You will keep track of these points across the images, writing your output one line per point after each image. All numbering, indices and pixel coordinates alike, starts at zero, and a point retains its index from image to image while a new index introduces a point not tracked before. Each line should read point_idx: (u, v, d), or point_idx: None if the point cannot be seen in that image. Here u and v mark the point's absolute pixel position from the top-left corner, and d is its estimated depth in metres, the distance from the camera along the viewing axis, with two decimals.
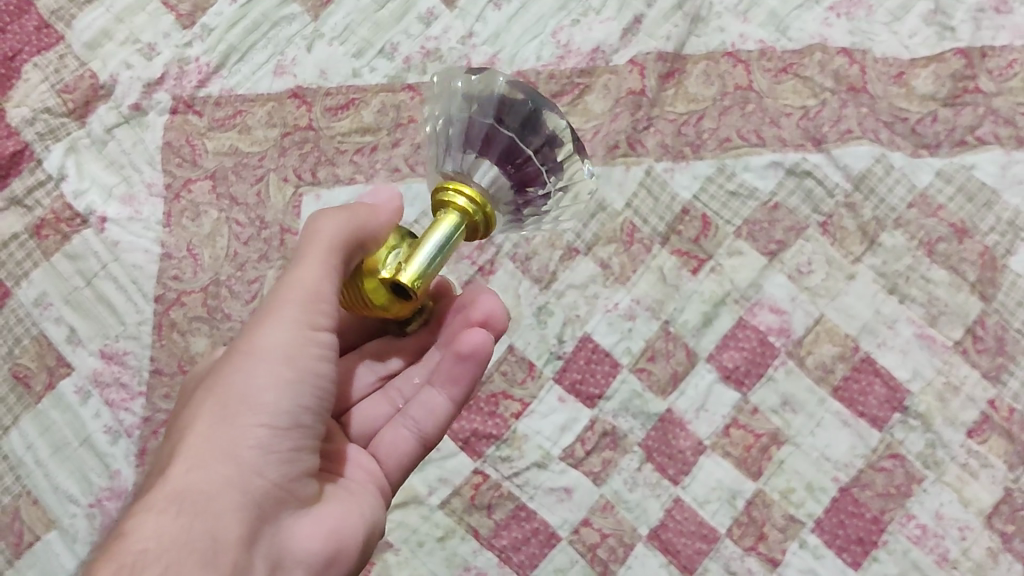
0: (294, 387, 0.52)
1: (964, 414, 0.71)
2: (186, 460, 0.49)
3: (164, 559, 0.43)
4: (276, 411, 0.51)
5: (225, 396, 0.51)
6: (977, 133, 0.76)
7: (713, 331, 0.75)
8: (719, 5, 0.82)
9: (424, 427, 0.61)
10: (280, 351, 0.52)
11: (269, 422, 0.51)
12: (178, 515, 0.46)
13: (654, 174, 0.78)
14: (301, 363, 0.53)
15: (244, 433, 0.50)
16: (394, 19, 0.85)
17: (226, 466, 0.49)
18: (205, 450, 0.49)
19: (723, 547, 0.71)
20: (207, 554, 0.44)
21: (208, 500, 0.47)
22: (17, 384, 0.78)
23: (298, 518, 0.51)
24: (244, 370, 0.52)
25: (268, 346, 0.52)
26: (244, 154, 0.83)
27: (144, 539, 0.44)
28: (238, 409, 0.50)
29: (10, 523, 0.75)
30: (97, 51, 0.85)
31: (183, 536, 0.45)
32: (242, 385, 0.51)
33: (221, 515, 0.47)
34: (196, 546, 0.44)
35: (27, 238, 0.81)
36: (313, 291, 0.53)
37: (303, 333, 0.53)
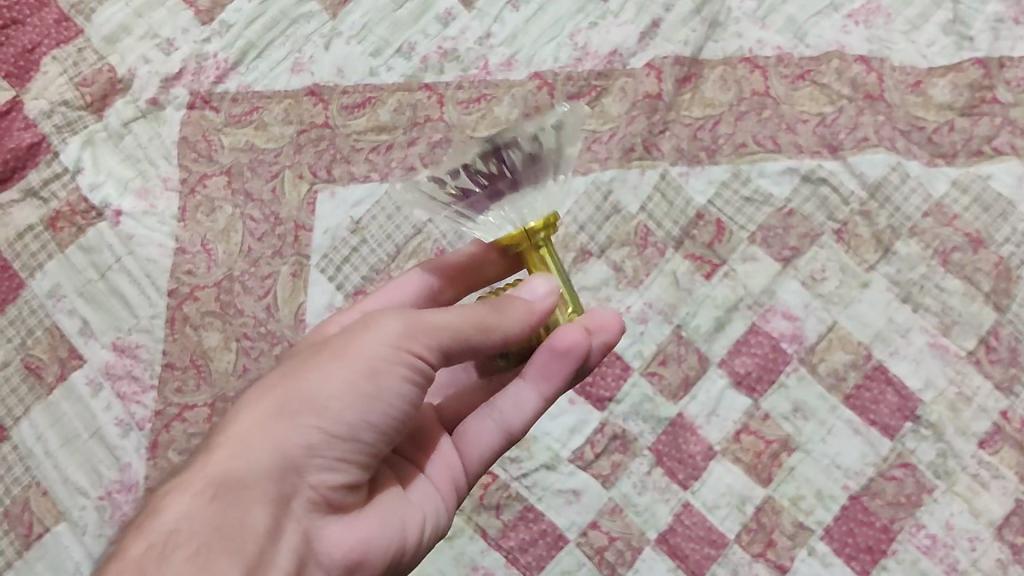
0: (369, 399, 0.47)
1: (976, 424, 0.70)
2: (232, 446, 0.46)
3: (184, 536, 0.41)
4: (338, 417, 0.47)
5: (296, 393, 0.47)
6: (993, 143, 0.76)
7: (726, 336, 0.75)
8: (737, 10, 0.82)
9: (512, 422, 0.56)
10: (365, 367, 0.47)
11: (326, 427, 0.47)
12: (212, 499, 0.43)
13: (669, 178, 0.79)
14: (381, 382, 0.48)
15: (296, 432, 0.46)
16: (412, 19, 0.85)
17: (269, 458, 0.45)
18: (257, 437, 0.46)
19: (732, 553, 0.71)
20: (231, 542, 0.41)
21: (241, 488, 0.44)
22: (29, 374, 0.78)
23: (326, 523, 0.47)
24: (323, 370, 0.47)
25: (358, 356, 0.48)
26: (261, 150, 0.83)
27: (174, 519, 0.42)
28: (300, 409, 0.47)
29: (19, 514, 0.75)
30: (115, 45, 0.86)
31: (208, 518, 0.42)
32: (316, 384, 0.47)
33: (250, 503, 0.43)
34: (218, 535, 0.41)
35: (42, 230, 0.81)
36: (423, 325, 0.49)
37: (396, 361, 0.48)
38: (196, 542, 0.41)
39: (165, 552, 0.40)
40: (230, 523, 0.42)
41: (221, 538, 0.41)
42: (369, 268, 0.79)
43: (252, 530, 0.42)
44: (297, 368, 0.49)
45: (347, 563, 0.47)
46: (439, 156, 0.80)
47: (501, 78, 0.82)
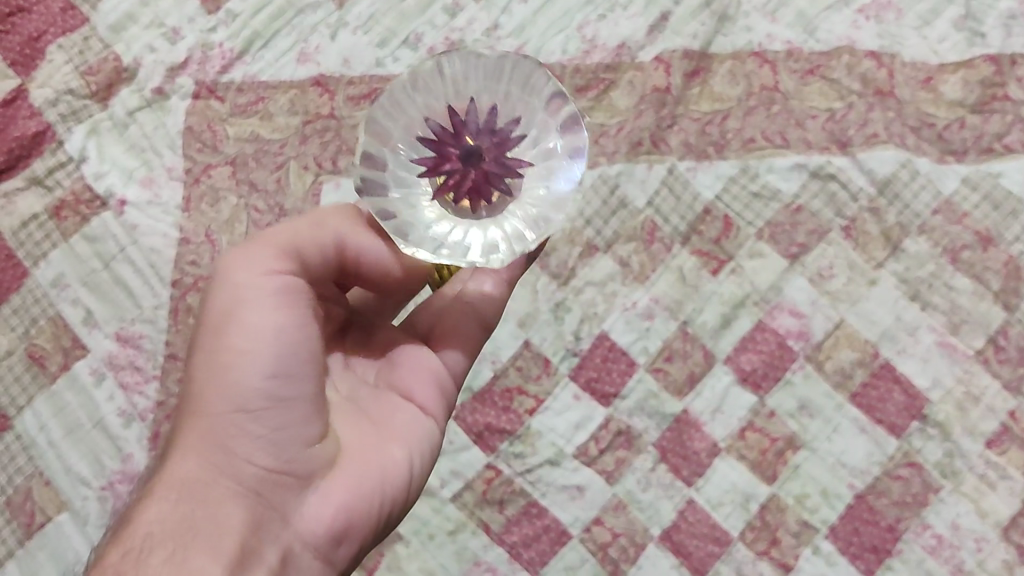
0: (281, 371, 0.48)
1: (983, 424, 0.70)
2: (185, 449, 0.48)
3: (157, 542, 0.44)
4: (257, 398, 0.47)
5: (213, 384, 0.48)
6: (1004, 141, 0.75)
7: (732, 333, 0.75)
8: (747, 4, 0.81)
9: (485, 311, 0.55)
10: (239, 327, 0.47)
11: (248, 403, 0.47)
12: (178, 508, 0.46)
13: (677, 173, 0.78)
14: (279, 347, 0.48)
15: (230, 425, 0.47)
16: (419, 10, 0.84)
17: (215, 455, 0.48)
18: (199, 437, 0.48)
19: (735, 551, 0.70)
20: (199, 543, 0.45)
21: (203, 494, 0.47)
22: (32, 364, 0.78)
23: (302, 496, 0.49)
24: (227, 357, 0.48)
25: (247, 331, 0.47)
26: (265, 140, 0.83)
27: (148, 527, 0.45)
28: (212, 396, 0.47)
29: (21, 503, 0.75)
30: (120, 34, 0.85)
31: (175, 523, 0.45)
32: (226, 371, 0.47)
33: (213, 503, 0.46)
34: (184, 539, 0.45)
35: (46, 219, 0.81)
36: (262, 263, 0.48)
37: (256, 303, 0.48)
38: (166, 548, 0.44)
39: (142, 556, 0.44)
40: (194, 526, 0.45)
41: (191, 540, 0.45)
42: None
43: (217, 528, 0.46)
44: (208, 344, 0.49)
45: (333, 533, 0.49)
46: None
47: None
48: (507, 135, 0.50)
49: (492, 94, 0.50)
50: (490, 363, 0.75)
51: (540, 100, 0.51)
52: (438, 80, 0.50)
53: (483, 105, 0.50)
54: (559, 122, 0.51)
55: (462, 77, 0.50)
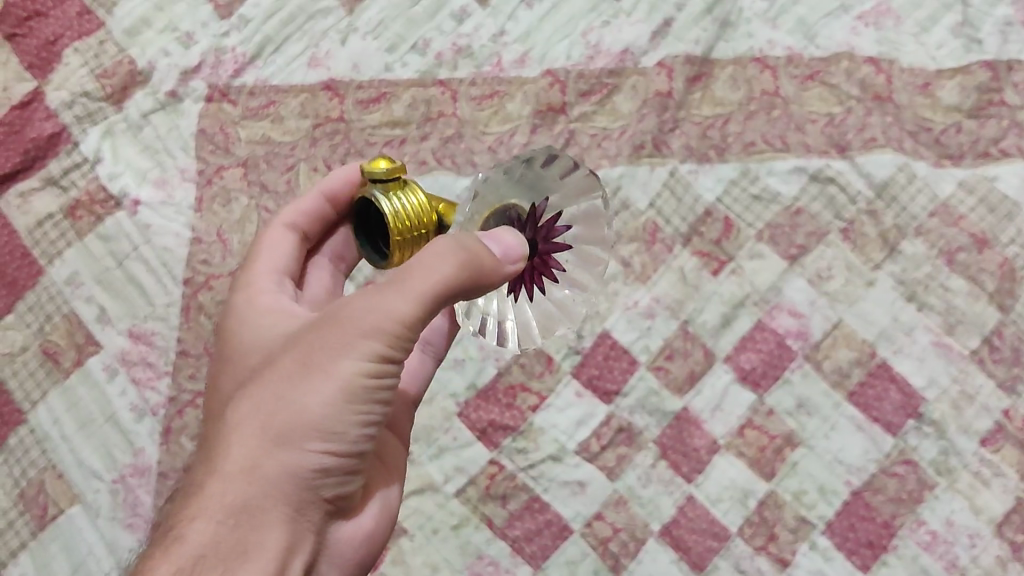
0: (359, 418, 0.47)
1: (978, 423, 0.71)
2: (246, 465, 0.45)
3: (210, 562, 0.43)
4: (336, 437, 0.46)
5: (291, 415, 0.45)
6: (1000, 145, 0.77)
7: (732, 332, 0.76)
8: (748, 11, 0.82)
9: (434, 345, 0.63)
10: (350, 386, 0.46)
11: (331, 446, 0.46)
12: (233, 527, 0.44)
13: (678, 175, 0.80)
14: (362, 397, 0.46)
15: (306, 458, 0.45)
16: (427, 16, 0.86)
17: (283, 484, 0.45)
18: (263, 460, 0.45)
19: (734, 546, 0.72)
20: (251, 564, 0.44)
21: (259, 512, 0.45)
22: (46, 360, 0.80)
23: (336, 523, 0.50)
24: (313, 391, 0.45)
25: (339, 377, 0.45)
26: (277, 143, 0.85)
27: (198, 546, 0.43)
28: (296, 430, 0.45)
29: (35, 495, 0.77)
30: (136, 38, 0.87)
31: (231, 544, 0.44)
32: (308, 404, 0.45)
33: (266, 527, 0.45)
34: (238, 559, 0.43)
35: (61, 218, 0.83)
36: (390, 318, 0.45)
37: (372, 359, 0.46)
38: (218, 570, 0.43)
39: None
40: (252, 552, 0.44)
41: (241, 560, 0.43)
42: None
43: (274, 554, 0.44)
44: (288, 370, 0.46)
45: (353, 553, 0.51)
46: (452, 151, 0.82)
47: (513, 75, 0.84)
48: (558, 238, 0.57)
49: (558, 201, 0.56)
50: (494, 360, 0.76)
51: (585, 211, 0.57)
52: (526, 173, 0.54)
53: (552, 209, 0.56)
54: (593, 258, 0.59)
55: (539, 184, 0.55)
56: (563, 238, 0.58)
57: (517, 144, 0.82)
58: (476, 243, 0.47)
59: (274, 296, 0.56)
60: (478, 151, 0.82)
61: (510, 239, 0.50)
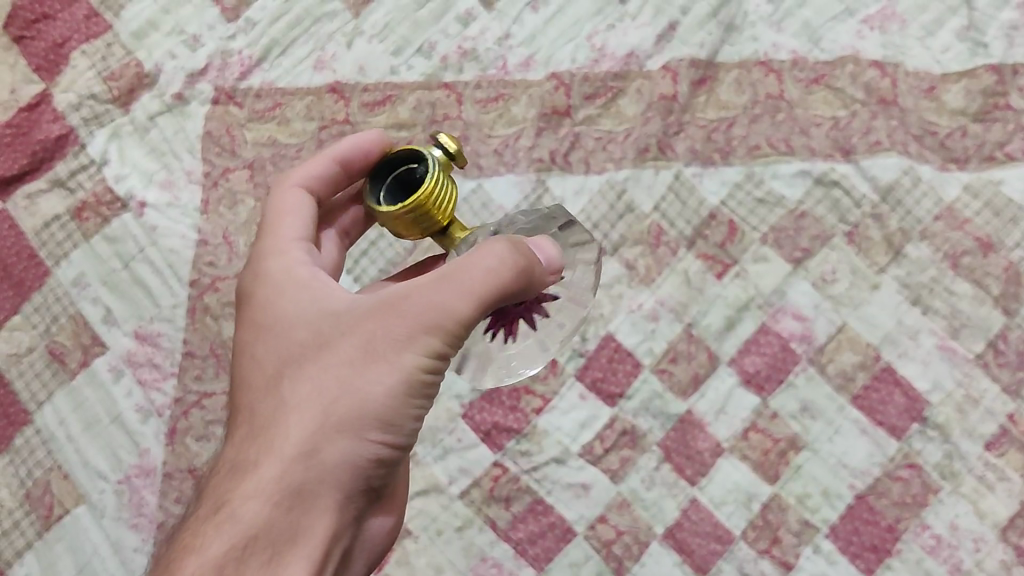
0: (411, 411, 0.50)
1: (983, 426, 0.71)
2: (303, 450, 0.48)
3: (261, 543, 0.47)
4: (390, 428, 0.49)
5: (351, 404, 0.49)
6: (1006, 149, 0.77)
7: (736, 336, 0.76)
8: (754, 14, 0.83)
9: None
10: (407, 379, 0.49)
11: (387, 436, 0.49)
12: (289, 510, 0.47)
13: (683, 178, 0.80)
14: (415, 392, 0.49)
15: (362, 447, 0.49)
16: (433, 19, 0.86)
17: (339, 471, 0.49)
18: (321, 446, 0.48)
19: (738, 549, 0.72)
20: (301, 548, 0.47)
21: (314, 497, 0.48)
22: (53, 360, 0.80)
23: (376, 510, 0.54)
24: (374, 382, 0.49)
25: (397, 369, 0.49)
26: (283, 145, 0.85)
27: (252, 523, 0.47)
28: (353, 418, 0.49)
29: (41, 495, 0.77)
30: (143, 40, 0.88)
31: (285, 527, 0.47)
32: (367, 394, 0.49)
33: (319, 512, 0.48)
34: (290, 541, 0.47)
35: (68, 220, 0.83)
36: (450, 312, 0.49)
37: (430, 355, 0.49)
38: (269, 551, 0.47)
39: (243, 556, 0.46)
40: (304, 537, 0.48)
41: (293, 544, 0.47)
42: (386, 260, 0.80)
43: (323, 539, 0.48)
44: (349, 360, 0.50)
45: None
46: (458, 153, 0.83)
47: (518, 78, 0.84)
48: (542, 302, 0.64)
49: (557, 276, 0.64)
50: None
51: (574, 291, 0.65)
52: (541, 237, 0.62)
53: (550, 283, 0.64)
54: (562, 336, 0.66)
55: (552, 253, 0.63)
56: (545, 309, 0.64)
57: (522, 146, 0.82)
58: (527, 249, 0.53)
59: (307, 266, 0.56)
60: (482, 154, 0.83)
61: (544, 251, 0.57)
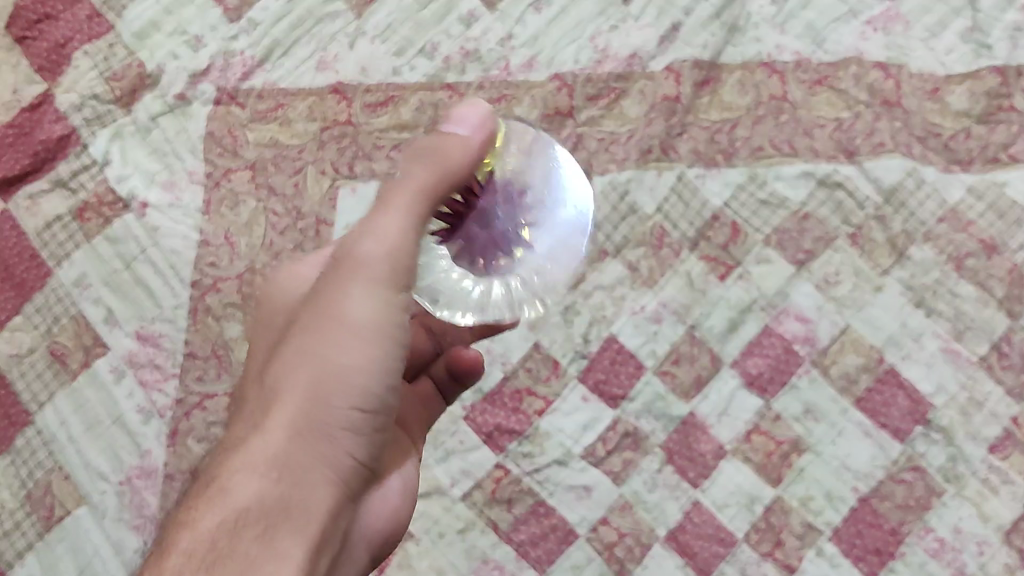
0: (379, 370, 0.54)
1: (986, 429, 0.71)
2: (283, 427, 0.52)
3: (253, 516, 0.49)
4: (360, 389, 0.53)
5: (319, 372, 0.52)
6: (1010, 151, 0.76)
7: (739, 338, 0.76)
8: (757, 16, 0.82)
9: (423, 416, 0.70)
10: (365, 332, 0.52)
11: (359, 399, 0.53)
12: (277, 482, 0.51)
13: (686, 180, 0.80)
14: (375, 345, 0.53)
15: (336, 412, 0.53)
16: (436, 19, 0.86)
17: (320, 442, 0.52)
18: (298, 417, 0.52)
19: (740, 552, 0.71)
20: (294, 520, 0.50)
21: (300, 470, 0.51)
22: (54, 361, 0.80)
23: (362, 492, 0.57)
24: (338, 345, 0.52)
25: (355, 322, 0.52)
26: (284, 146, 0.85)
27: (246, 499, 0.50)
28: (323, 385, 0.52)
29: (42, 496, 0.77)
30: (145, 41, 0.88)
31: (276, 501, 0.50)
32: (335, 359, 0.52)
33: (307, 485, 0.51)
34: (282, 510, 0.50)
35: (70, 221, 0.83)
36: (393, 247, 0.51)
37: (383, 302, 0.52)
38: (264, 523, 0.49)
39: (239, 527, 0.49)
40: (296, 508, 0.51)
41: (286, 518, 0.50)
42: None
43: (315, 510, 0.51)
44: (311, 329, 0.53)
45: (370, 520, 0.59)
46: None
47: (520, 79, 0.84)
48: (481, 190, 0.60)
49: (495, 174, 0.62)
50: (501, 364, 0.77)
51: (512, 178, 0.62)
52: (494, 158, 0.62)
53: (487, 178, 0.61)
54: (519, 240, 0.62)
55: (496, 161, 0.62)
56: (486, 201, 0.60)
57: None
58: (439, 137, 0.53)
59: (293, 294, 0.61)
60: None
61: (459, 114, 0.54)
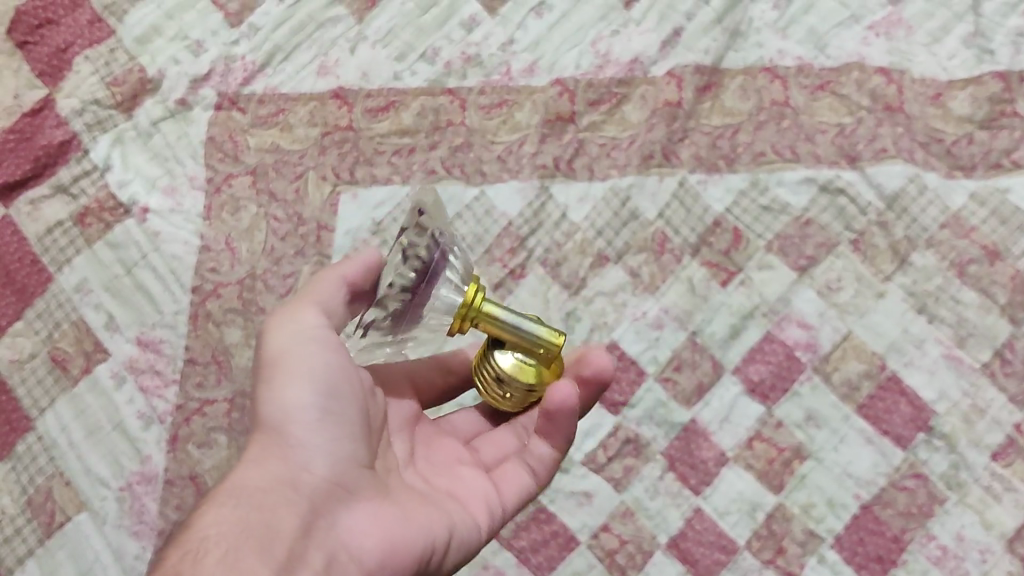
0: (325, 394, 0.55)
1: (989, 436, 0.71)
2: (248, 466, 0.54)
3: (213, 542, 0.48)
4: (304, 413, 0.54)
5: (267, 412, 0.55)
6: (1013, 156, 0.76)
7: (741, 344, 0.75)
8: (759, 21, 0.83)
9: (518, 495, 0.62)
10: (294, 358, 0.55)
11: (306, 419, 0.54)
12: (236, 511, 0.50)
13: (687, 185, 0.79)
14: (307, 367, 0.55)
15: (291, 439, 0.54)
16: (437, 24, 0.86)
17: (280, 468, 0.53)
18: (258, 453, 0.54)
19: (742, 559, 0.71)
20: (250, 543, 0.48)
21: (259, 499, 0.51)
22: (55, 367, 0.80)
23: (356, 531, 0.54)
24: (276, 381, 0.55)
25: (283, 353, 0.55)
26: (285, 151, 0.85)
27: (208, 527, 0.49)
28: (268, 419, 0.55)
29: (42, 502, 0.77)
30: (146, 46, 0.88)
31: (234, 526, 0.49)
32: (277, 396, 0.55)
33: (268, 511, 0.51)
34: (239, 534, 0.49)
35: (71, 226, 0.83)
36: (307, 302, 0.57)
37: (299, 331, 0.56)
38: (223, 545, 0.47)
39: (199, 554, 0.47)
40: (252, 530, 0.49)
41: (243, 539, 0.48)
42: None
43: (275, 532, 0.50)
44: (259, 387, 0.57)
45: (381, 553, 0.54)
46: (461, 160, 0.82)
47: (522, 84, 0.84)
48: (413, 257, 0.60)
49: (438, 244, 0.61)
50: None
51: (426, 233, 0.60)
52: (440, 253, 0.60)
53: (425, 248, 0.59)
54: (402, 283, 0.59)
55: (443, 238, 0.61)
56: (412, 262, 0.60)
57: (526, 153, 0.82)
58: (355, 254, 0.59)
59: None
60: (486, 160, 0.82)
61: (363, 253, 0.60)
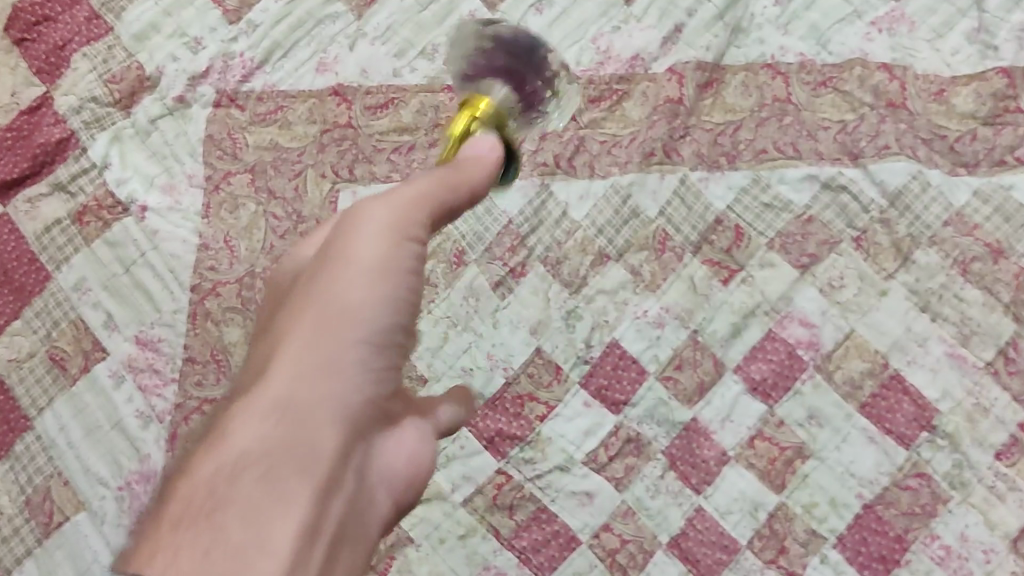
0: (387, 302, 0.47)
1: (993, 436, 0.70)
2: (284, 369, 0.45)
3: (252, 458, 0.42)
4: (368, 322, 0.46)
5: (315, 311, 0.46)
6: (1016, 153, 0.76)
7: (742, 342, 0.75)
8: (760, 17, 0.82)
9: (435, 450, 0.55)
10: (368, 266, 0.47)
11: (367, 334, 0.46)
12: (278, 423, 0.43)
13: (689, 183, 0.79)
14: (388, 278, 0.47)
15: (340, 353, 0.46)
16: (436, 21, 0.86)
17: (314, 380, 0.45)
18: (298, 352, 0.45)
19: (743, 559, 0.71)
20: (298, 461, 0.43)
21: (306, 412, 0.44)
22: (53, 366, 0.80)
23: (382, 448, 0.49)
24: (340, 278, 0.46)
25: (359, 260, 0.47)
26: (284, 149, 0.84)
27: (244, 441, 0.43)
28: (314, 330, 0.46)
29: (41, 502, 0.77)
30: (144, 43, 0.87)
31: (278, 439, 0.43)
32: (339, 294, 0.46)
33: (315, 428, 0.44)
34: (282, 448, 0.43)
35: (69, 224, 0.83)
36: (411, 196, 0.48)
37: (403, 237, 0.48)
38: (264, 462, 0.42)
39: (236, 473, 0.41)
40: (302, 446, 0.43)
41: (287, 456, 0.43)
42: None
43: (323, 457, 0.44)
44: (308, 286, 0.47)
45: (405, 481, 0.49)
46: None
47: None
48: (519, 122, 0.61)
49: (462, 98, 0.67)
50: (502, 369, 0.76)
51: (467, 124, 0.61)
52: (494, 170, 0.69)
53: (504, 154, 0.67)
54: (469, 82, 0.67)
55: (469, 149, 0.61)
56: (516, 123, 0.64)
57: (525, 151, 0.81)
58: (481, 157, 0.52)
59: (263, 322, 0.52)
60: None
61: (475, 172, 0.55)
